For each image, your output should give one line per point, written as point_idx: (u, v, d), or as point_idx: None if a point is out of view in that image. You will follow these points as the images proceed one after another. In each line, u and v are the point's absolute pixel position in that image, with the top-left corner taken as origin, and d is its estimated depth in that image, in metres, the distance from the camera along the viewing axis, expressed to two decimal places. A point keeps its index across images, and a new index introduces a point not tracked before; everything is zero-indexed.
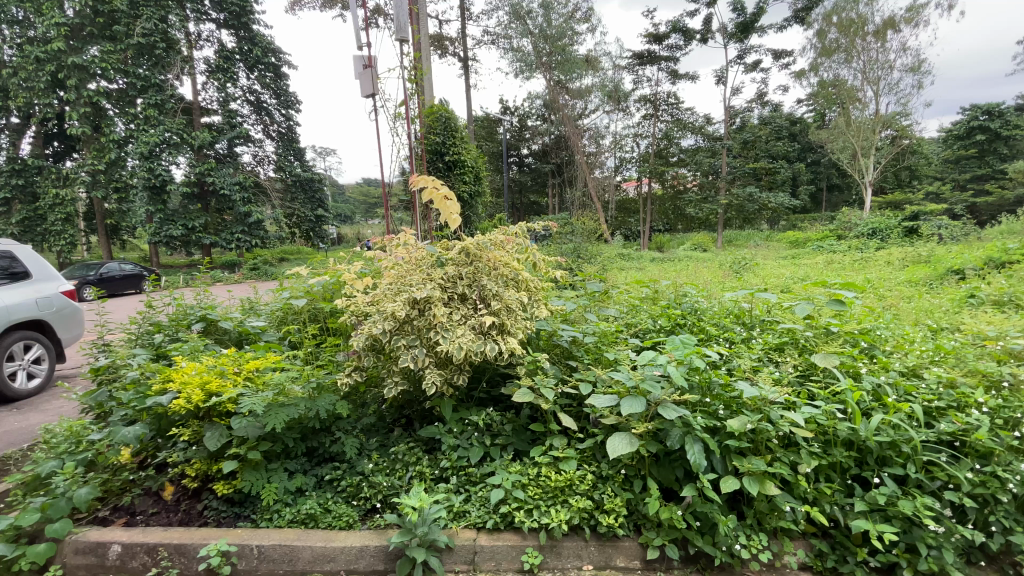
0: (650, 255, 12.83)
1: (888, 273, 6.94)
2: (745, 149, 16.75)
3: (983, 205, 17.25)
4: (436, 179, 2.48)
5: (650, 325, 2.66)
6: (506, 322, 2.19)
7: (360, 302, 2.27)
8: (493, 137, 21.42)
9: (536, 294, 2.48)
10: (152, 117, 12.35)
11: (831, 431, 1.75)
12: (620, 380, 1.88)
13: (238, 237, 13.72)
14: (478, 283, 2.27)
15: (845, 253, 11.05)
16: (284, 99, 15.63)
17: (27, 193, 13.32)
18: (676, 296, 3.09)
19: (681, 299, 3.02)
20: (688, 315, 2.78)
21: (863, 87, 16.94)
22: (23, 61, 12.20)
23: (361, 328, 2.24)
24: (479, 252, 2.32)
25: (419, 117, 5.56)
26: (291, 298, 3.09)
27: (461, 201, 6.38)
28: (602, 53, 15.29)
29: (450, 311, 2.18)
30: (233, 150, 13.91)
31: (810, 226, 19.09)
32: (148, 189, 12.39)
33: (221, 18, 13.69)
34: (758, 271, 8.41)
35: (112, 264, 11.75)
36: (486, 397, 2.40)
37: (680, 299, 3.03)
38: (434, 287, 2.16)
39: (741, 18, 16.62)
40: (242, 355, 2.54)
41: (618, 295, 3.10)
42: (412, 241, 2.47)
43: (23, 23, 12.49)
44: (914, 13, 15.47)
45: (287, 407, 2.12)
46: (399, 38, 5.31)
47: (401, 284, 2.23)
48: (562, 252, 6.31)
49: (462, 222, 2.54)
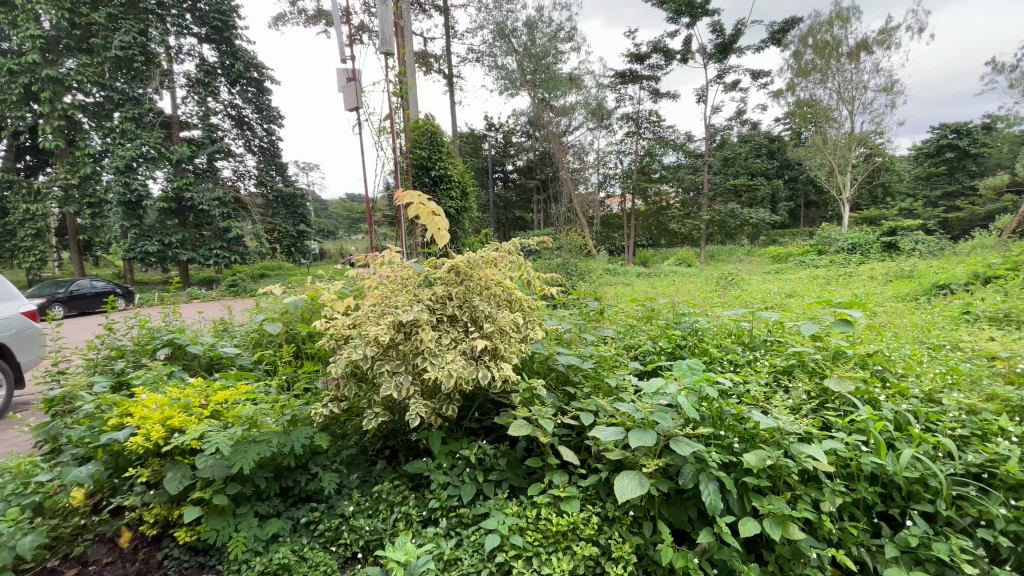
0: (636, 271, 12.78)
1: (874, 289, 6.95)
2: (727, 166, 16.97)
3: (955, 220, 17.71)
4: (423, 194, 2.33)
5: (650, 347, 2.53)
6: (499, 346, 2.04)
7: (341, 326, 2.09)
8: (478, 153, 21.43)
9: (531, 315, 2.34)
10: (129, 130, 11.97)
11: (852, 464, 1.63)
12: (625, 411, 1.74)
13: (216, 254, 13.29)
14: (468, 304, 2.11)
15: (827, 268, 11.15)
16: (266, 114, 15.43)
17: None
18: (674, 315, 2.99)
19: (679, 318, 2.92)
20: (689, 336, 2.67)
21: (838, 107, 17.39)
22: None
23: (342, 354, 2.06)
24: (470, 270, 2.17)
25: (404, 132, 5.45)
26: (267, 320, 2.90)
27: (447, 217, 6.23)
28: (586, 71, 15.42)
29: (439, 335, 2.01)
30: (213, 164, 13.61)
31: (791, 242, 19.36)
32: (124, 204, 11.98)
33: (202, 33, 13.49)
34: (744, 286, 8.41)
35: (82, 281, 11.27)
36: (477, 427, 2.23)
37: (679, 318, 2.92)
38: (422, 309, 1.98)
39: (719, 39, 16.98)
40: (211, 384, 2.33)
41: (614, 314, 2.99)
42: (398, 260, 2.31)
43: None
44: (886, 36, 15.97)
45: (258, 443, 1.93)
46: (384, 51, 5.20)
47: (385, 306, 2.06)
48: (551, 268, 6.19)
49: (451, 239, 2.39)
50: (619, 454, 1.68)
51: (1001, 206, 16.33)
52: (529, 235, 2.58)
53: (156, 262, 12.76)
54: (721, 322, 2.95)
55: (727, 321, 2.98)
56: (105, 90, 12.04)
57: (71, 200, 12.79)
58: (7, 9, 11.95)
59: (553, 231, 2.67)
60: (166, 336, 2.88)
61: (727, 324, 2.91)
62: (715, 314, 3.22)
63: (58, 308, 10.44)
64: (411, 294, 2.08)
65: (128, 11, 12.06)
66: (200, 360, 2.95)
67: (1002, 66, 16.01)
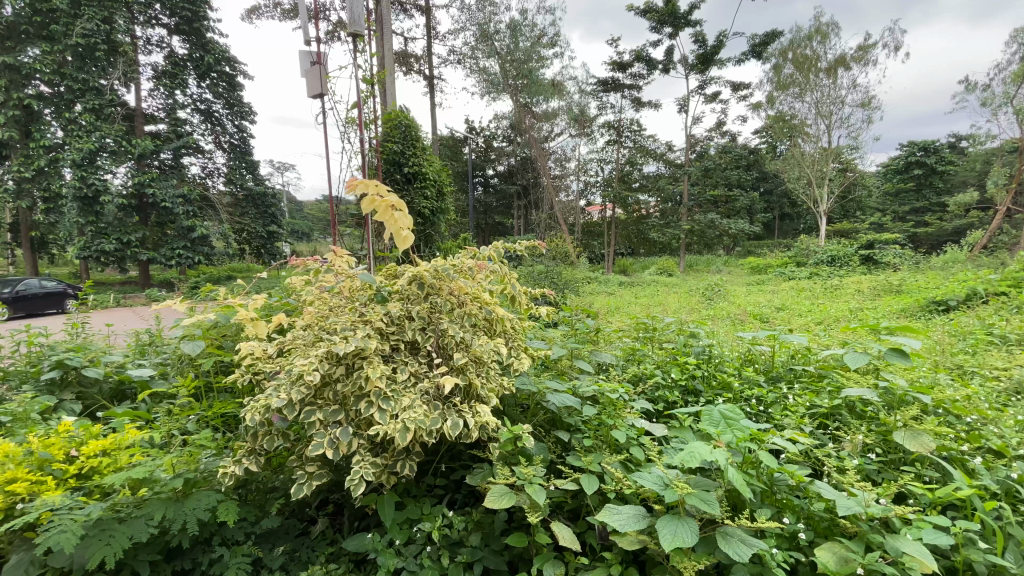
0: (619, 280, 12.41)
1: (864, 304, 6.67)
2: (706, 177, 16.77)
3: (924, 235, 17.91)
4: (380, 182, 1.80)
5: (659, 377, 2.06)
6: (474, 383, 1.55)
7: (260, 353, 1.56)
8: (458, 157, 20.96)
9: (514, 339, 1.85)
10: (87, 122, 10.99)
11: (959, 563, 1.17)
12: (646, 481, 1.26)
13: (180, 253, 12.31)
14: (434, 326, 1.60)
15: (811, 280, 10.96)
16: (237, 110, 14.51)
17: None
18: (682, 335, 2.52)
19: (689, 340, 2.45)
20: (702, 364, 2.21)
21: (815, 121, 17.42)
22: None
23: (259, 393, 1.52)
24: (439, 282, 1.66)
25: (375, 123, 4.92)
26: (185, 337, 2.33)
27: (421, 218, 5.66)
28: (568, 77, 15.02)
29: (393, 370, 1.50)
30: (179, 161, 12.75)
31: (768, 253, 19.29)
32: (79, 199, 10.97)
33: (172, 23, 12.66)
34: (730, 299, 8.04)
35: (30, 281, 10.25)
36: (442, 483, 1.73)
37: (689, 339, 2.45)
38: (370, 335, 1.47)
39: (701, 50, 16.87)
40: (90, 425, 1.75)
41: (611, 334, 2.51)
42: (343, 266, 1.78)
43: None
44: (864, 52, 16.05)
45: (133, 524, 1.37)
46: (353, 34, 4.64)
47: (322, 328, 1.53)
48: (533, 277, 5.68)
49: (414, 242, 1.88)
50: (668, 568, 1.16)
51: (968, 222, 16.59)
52: (513, 239, 2.09)
53: (112, 261, 11.75)
54: (736, 347, 2.52)
55: (741, 345, 2.56)
56: (63, 79, 11.09)
57: (23, 194, 11.78)
58: None
59: (543, 236, 2.20)
60: (57, 355, 2.27)
61: (742, 350, 2.48)
62: (724, 334, 2.80)
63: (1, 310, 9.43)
64: (356, 314, 1.55)
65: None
66: (101, 387, 2.39)
67: (973, 85, 16.24)
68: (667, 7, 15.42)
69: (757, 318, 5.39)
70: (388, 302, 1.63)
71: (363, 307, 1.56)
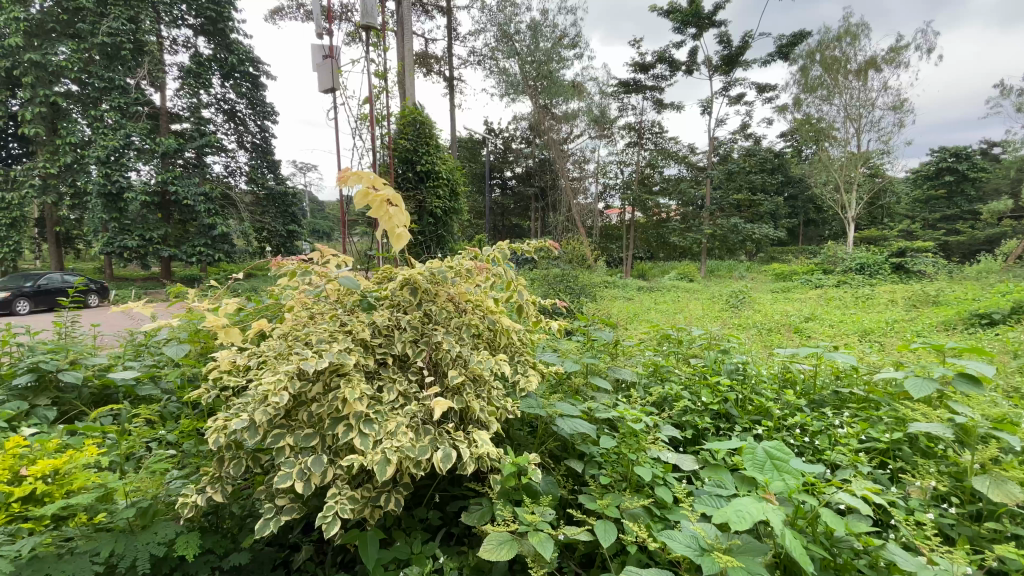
0: (638, 285, 12.02)
1: (899, 316, 6.27)
2: (728, 181, 16.32)
3: (956, 243, 17.05)
4: (371, 173, 1.60)
5: (687, 399, 1.81)
6: (472, 405, 1.33)
7: (229, 366, 1.36)
8: (476, 158, 20.83)
9: (522, 354, 1.63)
10: (113, 120, 11.01)
11: None
12: (675, 539, 1.01)
13: (200, 251, 12.24)
14: (427, 336, 1.39)
15: (840, 289, 10.48)
16: (259, 110, 14.49)
17: None
18: (712, 351, 2.25)
19: (721, 356, 2.18)
20: (736, 384, 1.95)
21: (844, 125, 16.80)
22: None
23: (223, 412, 1.32)
24: (436, 289, 1.45)
25: (387, 120, 4.73)
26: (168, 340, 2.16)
27: (434, 218, 5.43)
28: (589, 78, 14.67)
29: (377, 389, 1.29)
30: (202, 159, 12.69)
31: (794, 260, 18.62)
32: (103, 195, 10.98)
33: (197, 24, 12.55)
34: (755, 307, 7.63)
35: (52, 275, 10.28)
36: (436, 516, 1.51)
37: (719, 355, 2.19)
38: (349, 348, 1.25)
39: (725, 51, 16.45)
40: (48, 441, 1.57)
41: (633, 346, 2.25)
42: (329, 268, 1.57)
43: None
44: (895, 54, 15.44)
45: (74, 563, 1.19)
46: (365, 27, 4.45)
47: (297, 338, 1.33)
48: (547, 282, 5.41)
49: (409, 241, 1.67)
50: None
51: (1002, 231, 15.65)
52: (524, 241, 1.87)
53: (134, 257, 11.70)
54: (773, 367, 2.25)
55: (777, 363, 2.30)
56: (90, 77, 11.14)
57: (49, 190, 11.84)
58: None
59: (559, 238, 1.97)
60: (32, 358, 2.12)
61: (780, 370, 2.22)
62: (757, 349, 2.54)
63: (22, 303, 9.49)
64: (338, 324, 1.35)
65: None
66: (81, 391, 2.24)
67: (1009, 89, 15.58)
68: (691, 7, 15.04)
69: (783, 331, 5.04)
70: (375, 310, 1.42)
71: (346, 316, 1.36)
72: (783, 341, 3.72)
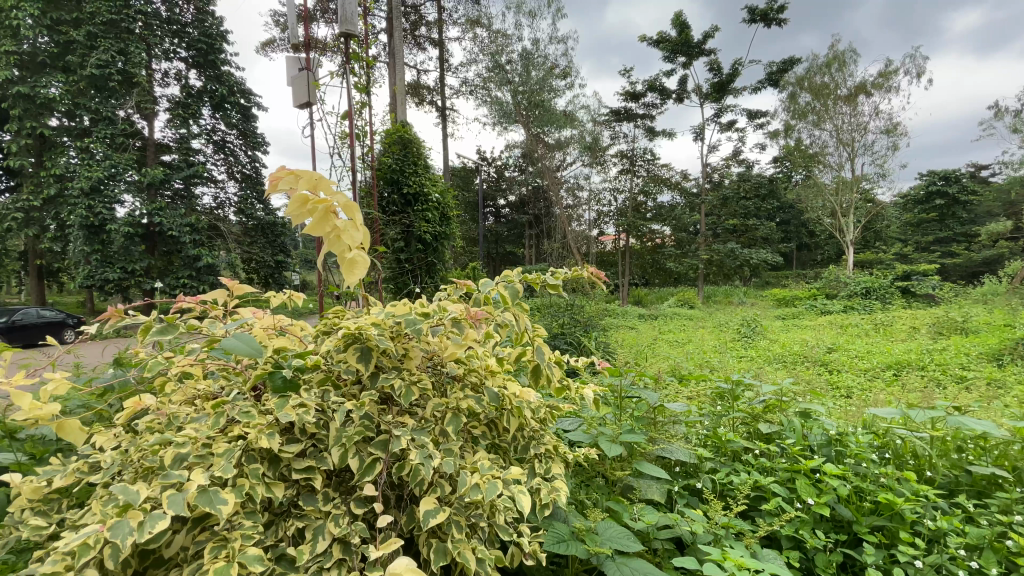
0: (638, 313, 11.28)
1: (931, 347, 5.64)
2: (723, 206, 15.99)
3: (952, 266, 16.18)
4: (303, 168, 1.04)
5: (785, 498, 1.24)
6: (464, 564, 0.73)
7: (36, 491, 0.77)
8: (470, 186, 20.65)
9: (542, 445, 1.06)
10: (97, 150, 9.91)
11: None
12: None
13: (185, 283, 10.51)
14: (386, 436, 0.80)
15: (851, 315, 9.85)
16: (251, 140, 13.26)
17: None
18: (796, 411, 1.67)
19: (810, 425, 1.60)
20: (843, 472, 1.38)
21: (837, 150, 16.48)
22: None
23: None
24: (407, 349, 0.88)
25: (373, 138, 4.03)
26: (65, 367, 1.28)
27: (423, 244, 4.86)
28: (580, 106, 14.16)
29: (287, 543, 0.69)
30: (192, 190, 11.22)
31: (793, 285, 18.01)
32: (85, 227, 9.73)
33: (189, 58, 11.52)
34: (770, 338, 6.93)
35: (28, 309, 8.91)
36: None
37: (809, 424, 1.60)
38: (228, 470, 0.67)
39: (716, 78, 16.30)
40: None
41: (687, 410, 1.68)
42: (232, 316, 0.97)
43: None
44: (885, 79, 15.25)
45: None
46: (344, 35, 3.57)
47: (148, 449, 0.74)
48: (541, 320, 4.75)
49: (365, 270, 1.09)
50: None
51: (999, 252, 15.02)
52: (551, 272, 1.30)
53: (115, 291, 10.29)
54: (860, 428, 1.74)
55: (862, 423, 1.80)
56: (79, 110, 10.15)
57: (31, 223, 10.76)
58: None
59: (598, 267, 1.40)
60: None
61: (871, 432, 1.71)
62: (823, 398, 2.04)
63: None
64: (223, 421, 0.75)
65: (109, 29, 10.12)
66: None
67: (1003, 111, 15.42)
68: (680, 36, 14.96)
69: (804, 371, 4.42)
70: (299, 391, 0.82)
71: (241, 404, 0.77)
72: (849, 397, 3.08)
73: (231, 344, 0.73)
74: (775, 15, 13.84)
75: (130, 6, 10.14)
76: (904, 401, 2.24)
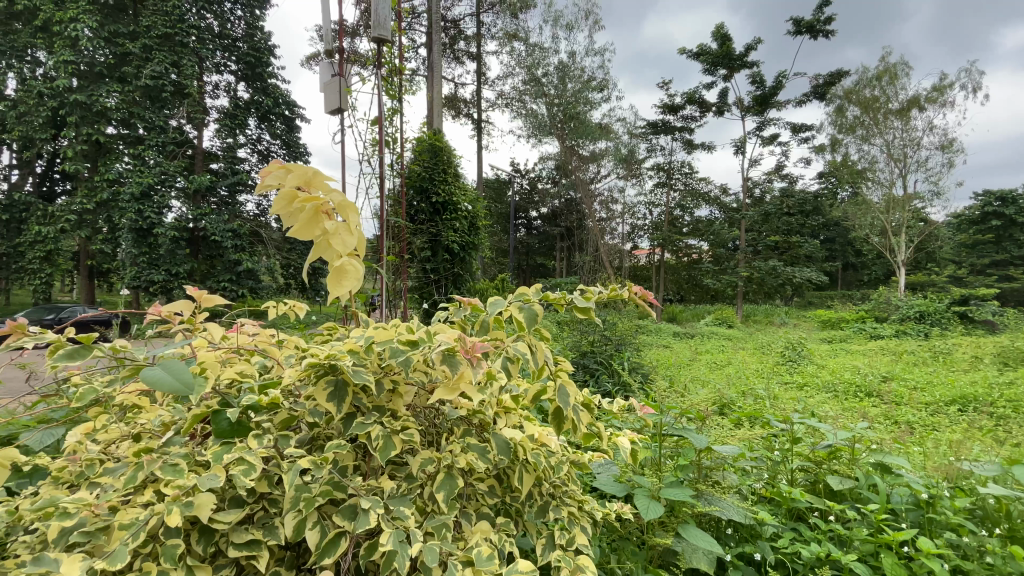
0: (671, 331, 10.81)
1: (996, 380, 5.10)
2: (764, 222, 15.33)
3: (1012, 291, 15.03)
4: (289, 160, 0.88)
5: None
6: None
7: None
8: (502, 198, 20.67)
9: (565, 505, 0.85)
10: (148, 157, 10.23)
11: None
12: None
13: (225, 287, 10.68)
14: (355, 499, 0.61)
15: (904, 342, 9.15)
16: (294, 150, 13.53)
17: (10, 229, 11.33)
18: (878, 463, 1.39)
19: (896, 484, 1.33)
20: (947, 552, 1.11)
21: (887, 166, 15.57)
22: (25, 95, 10.68)
23: None
24: (394, 387, 0.69)
25: (405, 148, 3.90)
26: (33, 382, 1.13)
27: (450, 254, 4.72)
28: (617, 118, 13.89)
29: None
30: (235, 197, 11.51)
31: (838, 306, 17.08)
32: (134, 230, 9.96)
33: (238, 70, 11.94)
34: (816, 363, 6.45)
35: (78, 307, 9.04)
36: None
37: (895, 482, 1.33)
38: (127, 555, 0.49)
39: (759, 91, 15.78)
40: None
41: (741, 459, 1.44)
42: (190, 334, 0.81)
43: (37, 60, 11.06)
44: (940, 92, 14.36)
45: None
46: (377, 42, 3.07)
47: (49, 511, 0.57)
48: (566, 338, 4.51)
49: (359, 281, 0.90)
50: None
51: None
52: (583, 291, 1.10)
53: (159, 293, 10.46)
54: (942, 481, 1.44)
55: (943, 476, 1.49)
56: (134, 119, 10.52)
57: (85, 225, 11.13)
58: (49, 36, 10.83)
59: (639, 286, 1.18)
60: None
61: (956, 486, 1.41)
62: (890, 442, 1.75)
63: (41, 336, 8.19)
64: (145, 475, 0.58)
65: (163, 42, 10.48)
66: None
67: None
68: (722, 48, 14.55)
69: (855, 403, 4.00)
70: (250, 437, 0.64)
71: (168, 459, 0.59)
72: (917, 438, 2.69)
73: (151, 378, 0.56)
74: (822, 26, 13.29)
75: (184, 21, 10.49)
76: (997, 454, 1.90)
